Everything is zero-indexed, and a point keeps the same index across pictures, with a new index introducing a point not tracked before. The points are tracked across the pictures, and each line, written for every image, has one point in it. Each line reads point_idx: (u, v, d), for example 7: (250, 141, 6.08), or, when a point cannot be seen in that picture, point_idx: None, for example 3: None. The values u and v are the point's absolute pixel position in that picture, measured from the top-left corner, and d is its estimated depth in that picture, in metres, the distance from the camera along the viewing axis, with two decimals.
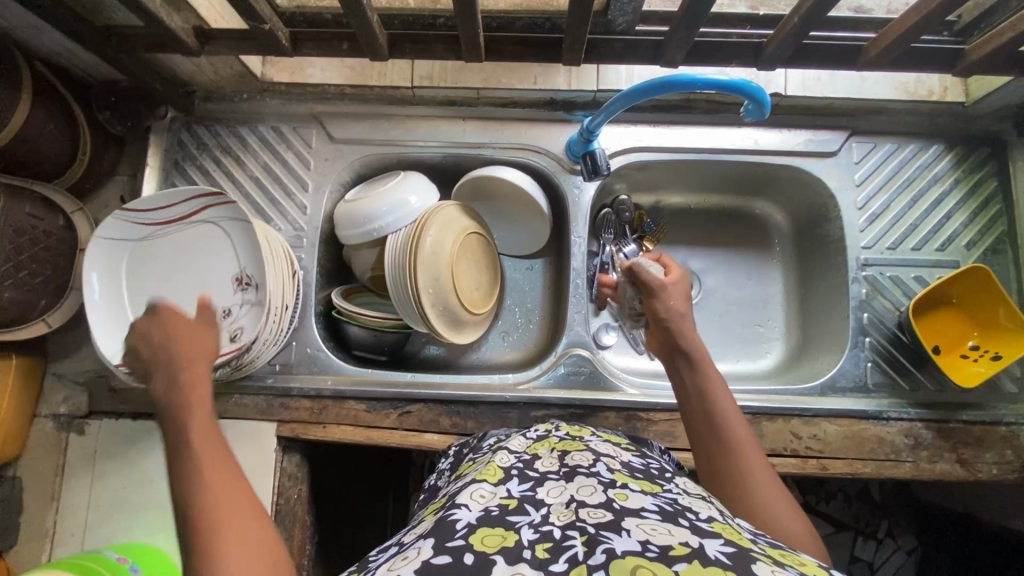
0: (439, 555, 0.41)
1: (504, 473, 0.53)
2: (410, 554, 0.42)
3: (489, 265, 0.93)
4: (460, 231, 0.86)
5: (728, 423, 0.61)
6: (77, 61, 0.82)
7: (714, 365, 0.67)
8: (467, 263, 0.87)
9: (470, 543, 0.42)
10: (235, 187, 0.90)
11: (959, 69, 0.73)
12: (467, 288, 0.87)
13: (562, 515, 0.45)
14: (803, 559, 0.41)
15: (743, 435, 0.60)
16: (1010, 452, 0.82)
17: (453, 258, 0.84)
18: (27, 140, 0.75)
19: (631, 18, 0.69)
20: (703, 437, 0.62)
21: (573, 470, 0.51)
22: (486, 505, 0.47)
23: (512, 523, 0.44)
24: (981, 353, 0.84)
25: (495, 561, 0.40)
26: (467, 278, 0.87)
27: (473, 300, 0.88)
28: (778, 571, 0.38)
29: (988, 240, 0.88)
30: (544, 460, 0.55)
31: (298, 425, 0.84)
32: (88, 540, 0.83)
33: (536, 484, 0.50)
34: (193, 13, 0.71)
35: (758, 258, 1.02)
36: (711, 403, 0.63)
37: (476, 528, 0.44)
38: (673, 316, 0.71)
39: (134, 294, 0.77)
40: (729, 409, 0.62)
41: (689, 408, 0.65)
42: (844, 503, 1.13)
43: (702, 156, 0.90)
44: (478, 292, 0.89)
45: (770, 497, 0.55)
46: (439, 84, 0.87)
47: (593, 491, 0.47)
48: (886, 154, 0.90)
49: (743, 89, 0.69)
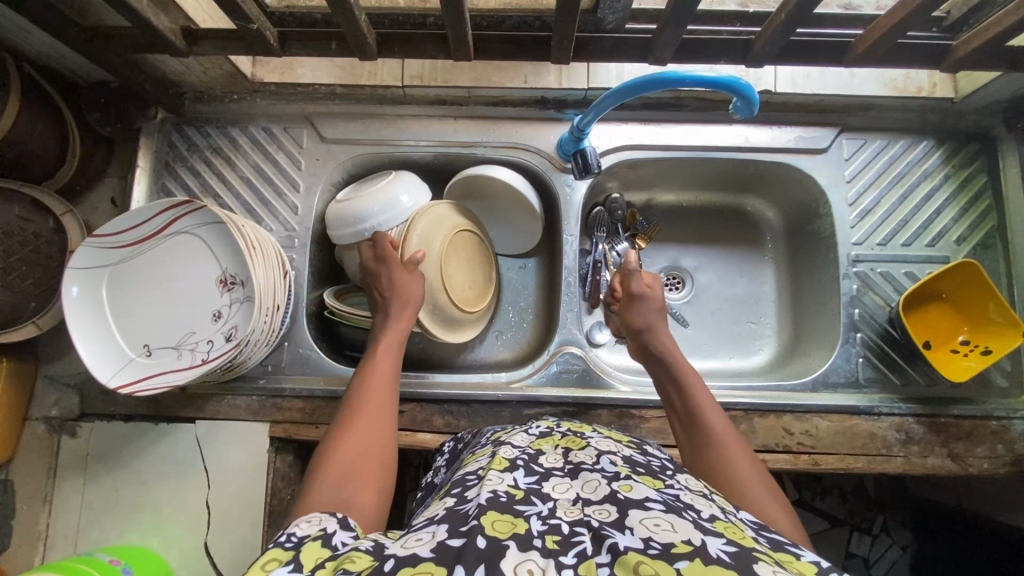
0: (454, 537, 0.41)
1: (510, 463, 0.53)
2: (424, 536, 0.43)
3: (485, 264, 0.93)
4: (451, 229, 0.87)
5: (710, 420, 0.63)
6: (65, 62, 0.82)
7: (693, 367, 0.70)
8: (460, 262, 0.88)
9: (482, 525, 0.42)
10: (225, 188, 0.90)
11: (946, 65, 0.73)
12: (461, 286, 0.88)
13: (570, 511, 0.45)
14: (801, 564, 0.40)
15: (726, 430, 0.62)
16: (1001, 446, 0.82)
17: (443, 257, 0.85)
18: (17, 141, 0.75)
19: (621, 16, 0.69)
20: (687, 440, 0.64)
21: (578, 467, 0.52)
22: (495, 489, 0.47)
23: (521, 511, 0.44)
24: (971, 347, 0.85)
25: (507, 547, 0.40)
26: (462, 277, 0.88)
27: (468, 299, 0.89)
28: (780, 571, 0.37)
29: (978, 235, 0.88)
30: (549, 456, 0.55)
31: (291, 426, 0.84)
32: (81, 542, 0.83)
33: (542, 478, 0.50)
34: (181, 13, 0.71)
35: (750, 255, 1.02)
36: (697, 411, 0.64)
37: (487, 511, 0.44)
38: (648, 322, 0.75)
39: (122, 316, 0.77)
40: (707, 405, 0.65)
41: (676, 414, 0.67)
42: (839, 498, 1.13)
43: (693, 154, 0.90)
44: (473, 291, 0.90)
45: (755, 486, 0.56)
46: (430, 83, 0.87)
47: (598, 486, 0.48)
48: (876, 150, 0.90)
49: (731, 86, 0.69)
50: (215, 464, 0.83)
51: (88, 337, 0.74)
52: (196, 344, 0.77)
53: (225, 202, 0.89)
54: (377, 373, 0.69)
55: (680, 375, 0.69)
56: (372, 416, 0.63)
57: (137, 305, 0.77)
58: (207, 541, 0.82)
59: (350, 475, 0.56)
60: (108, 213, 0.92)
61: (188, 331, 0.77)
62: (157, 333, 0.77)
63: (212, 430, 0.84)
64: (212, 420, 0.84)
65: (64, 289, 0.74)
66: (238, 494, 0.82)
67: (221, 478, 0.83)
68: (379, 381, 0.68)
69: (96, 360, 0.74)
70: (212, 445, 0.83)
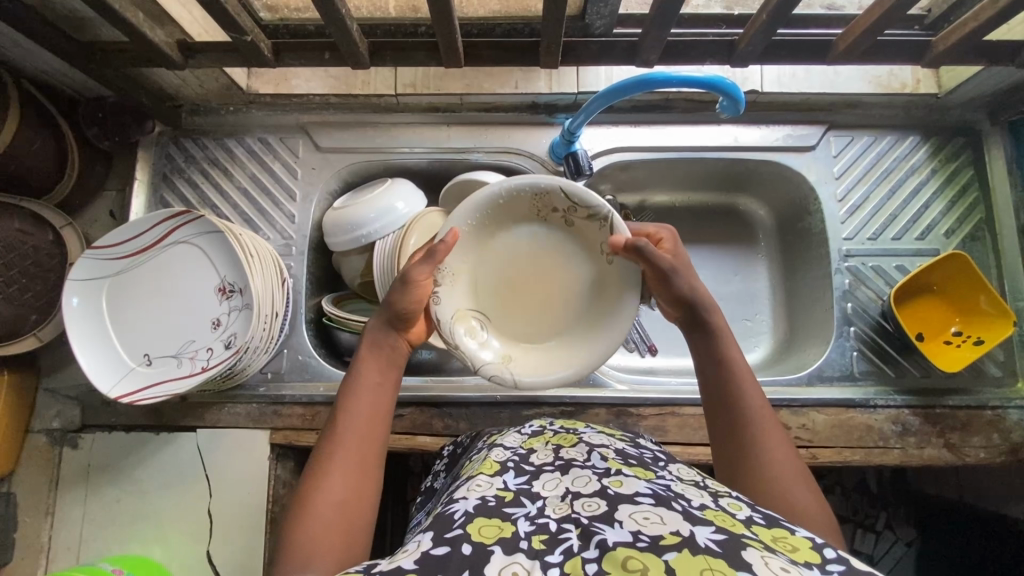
0: (438, 546, 0.42)
1: (500, 465, 0.54)
2: (410, 547, 0.43)
3: (471, 264, 0.68)
4: (558, 237, 0.68)
5: (748, 404, 0.59)
6: (64, 78, 0.83)
7: (732, 333, 0.63)
8: (537, 282, 0.69)
9: (468, 533, 0.43)
10: (223, 199, 0.91)
11: (927, 60, 0.75)
12: (527, 316, 0.70)
13: (558, 508, 0.46)
14: (795, 540, 0.41)
15: (762, 407, 0.58)
16: (997, 436, 0.83)
17: (605, 287, 0.68)
18: (15, 157, 0.76)
19: (608, 21, 0.70)
20: (718, 412, 0.59)
21: (568, 464, 0.52)
22: (484, 494, 0.48)
23: (509, 514, 0.45)
24: (964, 338, 0.85)
25: (492, 551, 0.41)
26: (538, 300, 0.70)
27: (500, 323, 0.70)
28: (768, 557, 0.38)
29: (966, 227, 0.90)
30: (539, 454, 0.56)
31: (291, 432, 0.84)
32: (83, 553, 0.83)
33: (532, 477, 0.51)
34: (177, 27, 0.72)
35: (743, 253, 1.03)
36: (733, 391, 0.59)
37: (474, 517, 0.45)
38: (696, 290, 0.63)
39: (121, 327, 0.78)
40: (746, 378, 0.60)
41: (710, 393, 0.61)
42: (842, 496, 1.13)
43: (683, 155, 0.92)
44: (491, 315, 0.69)
45: (787, 471, 0.54)
46: (422, 91, 0.89)
47: (588, 481, 0.48)
48: (863, 147, 0.92)
49: (717, 86, 0.70)
50: (216, 472, 0.84)
51: (88, 349, 0.75)
52: (196, 352, 0.77)
53: (223, 212, 0.90)
54: (365, 410, 0.58)
55: (722, 349, 0.62)
56: (353, 467, 0.54)
57: (135, 316, 0.78)
58: (210, 549, 0.82)
59: (315, 541, 0.48)
60: (107, 226, 0.93)
61: (186, 340, 0.78)
62: (156, 343, 0.78)
63: (212, 439, 0.84)
64: (212, 428, 0.85)
65: (64, 301, 0.75)
66: (239, 502, 0.82)
67: (221, 486, 0.83)
68: (369, 406, 0.58)
69: (98, 371, 0.75)
70: (212, 454, 0.84)
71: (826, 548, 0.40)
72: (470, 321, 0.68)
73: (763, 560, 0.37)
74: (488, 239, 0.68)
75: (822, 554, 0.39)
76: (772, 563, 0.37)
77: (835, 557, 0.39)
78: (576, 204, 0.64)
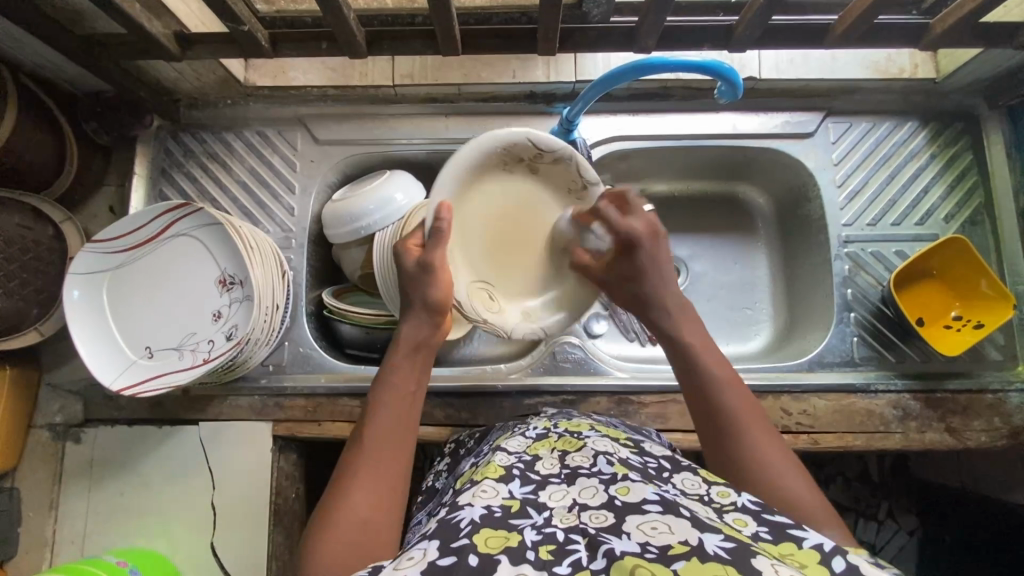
0: (444, 556, 0.42)
1: (505, 471, 0.53)
2: (416, 554, 0.43)
3: (462, 234, 0.72)
4: (528, 183, 0.73)
5: (728, 400, 0.59)
6: (62, 73, 0.83)
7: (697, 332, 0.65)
8: (523, 231, 0.75)
9: (474, 543, 0.43)
10: (222, 193, 0.91)
11: (924, 44, 0.75)
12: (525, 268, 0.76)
13: (565, 518, 0.46)
14: (803, 554, 0.41)
15: (742, 402, 0.59)
16: (997, 419, 0.83)
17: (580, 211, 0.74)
18: (13, 155, 0.77)
19: (604, 10, 0.69)
20: (699, 407, 0.60)
21: (575, 472, 0.52)
22: (490, 503, 0.48)
23: (515, 525, 0.45)
24: (964, 322, 0.85)
25: (499, 561, 0.41)
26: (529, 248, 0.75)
27: (503, 284, 0.76)
28: (777, 565, 0.38)
29: (965, 212, 0.90)
30: (545, 461, 0.56)
31: (293, 424, 0.85)
32: (88, 546, 0.84)
33: (538, 487, 0.51)
34: (174, 18, 0.72)
35: (742, 241, 1.03)
36: (713, 389, 0.60)
37: (480, 527, 0.44)
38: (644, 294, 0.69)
39: (123, 322, 0.78)
40: (720, 375, 0.61)
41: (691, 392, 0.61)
42: (844, 485, 1.13)
43: (683, 143, 0.92)
44: (495, 277, 0.75)
45: (779, 461, 0.55)
46: (420, 81, 0.89)
47: (595, 492, 0.48)
48: (862, 133, 0.91)
49: (713, 70, 0.70)
50: (219, 465, 0.84)
51: (90, 344, 0.76)
52: (197, 345, 0.77)
53: (222, 206, 0.91)
54: (395, 412, 0.59)
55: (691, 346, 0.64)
56: (385, 466, 0.55)
57: (136, 309, 0.78)
58: (214, 541, 0.82)
59: (348, 532, 0.49)
60: (107, 221, 0.93)
61: (187, 336, 0.78)
62: (156, 339, 0.78)
63: (214, 434, 0.84)
64: (214, 422, 0.85)
65: (64, 294, 0.75)
66: (242, 495, 0.83)
67: (224, 478, 0.83)
68: (399, 409, 0.60)
69: (99, 364, 0.75)
70: (215, 447, 0.84)
71: (834, 556, 0.40)
72: (482, 292, 0.74)
73: (774, 569, 0.37)
74: (471, 207, 0.72)
75: (829, 567, 0.40)
76: (782, 570, 0.37)
77: (844, 571, 0.39)
78: (541, 149, 0.70)
